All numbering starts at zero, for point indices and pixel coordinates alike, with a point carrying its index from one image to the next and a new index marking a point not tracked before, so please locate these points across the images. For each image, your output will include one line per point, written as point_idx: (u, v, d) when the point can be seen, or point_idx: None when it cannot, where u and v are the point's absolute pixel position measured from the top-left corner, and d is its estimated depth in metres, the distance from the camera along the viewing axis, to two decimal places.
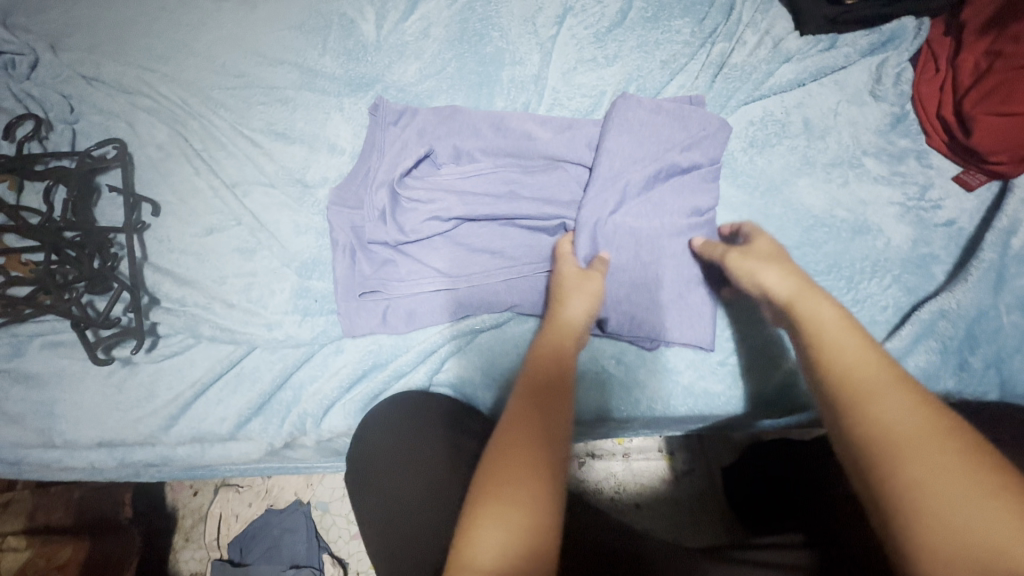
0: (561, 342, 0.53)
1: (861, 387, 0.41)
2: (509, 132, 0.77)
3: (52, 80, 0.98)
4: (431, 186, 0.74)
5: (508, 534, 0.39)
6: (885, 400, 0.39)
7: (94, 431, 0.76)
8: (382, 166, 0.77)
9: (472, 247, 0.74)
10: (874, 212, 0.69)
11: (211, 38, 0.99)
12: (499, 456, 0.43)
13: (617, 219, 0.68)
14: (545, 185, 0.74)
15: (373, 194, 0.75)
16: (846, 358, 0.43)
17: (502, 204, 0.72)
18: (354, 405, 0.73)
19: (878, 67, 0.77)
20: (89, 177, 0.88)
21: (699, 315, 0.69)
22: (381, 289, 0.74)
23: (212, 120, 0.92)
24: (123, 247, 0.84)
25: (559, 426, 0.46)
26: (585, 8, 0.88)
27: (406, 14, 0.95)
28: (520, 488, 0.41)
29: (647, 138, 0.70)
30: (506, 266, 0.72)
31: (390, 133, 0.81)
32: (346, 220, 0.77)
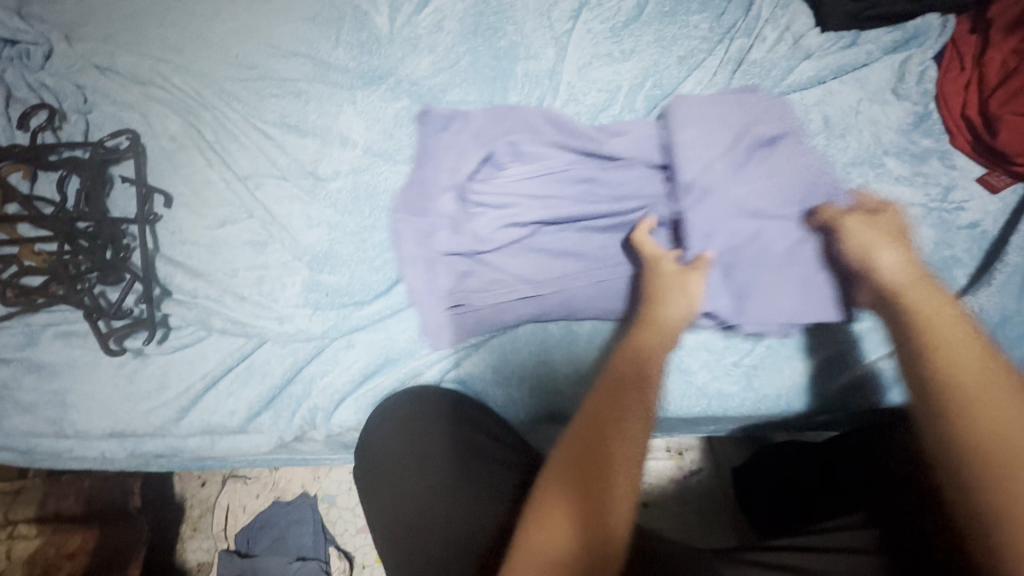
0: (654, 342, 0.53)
1: (959, 397, 0.41)
2: (566, 131, 0.76)
3: (66, 70, 0.98)
4: (499, 191, 0.73)
5: (573, 523, 0.40)
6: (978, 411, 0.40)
7: (105, 422, 0.76)
8: (444, 175, 0.75)
9: (548, 253, 0.72)
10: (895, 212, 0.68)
11: (224, 29, 0.99)
12: (578, 445, 0.44)
13: (717, 202, 0.66)
14: (616, 184, 0.73)
15: (443, 202, 0.74)
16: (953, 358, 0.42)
17: (578, 206, 0.71)
18: (366, 401, 0.73)
19: (901, 65, 0.75)
20: (103, 167, 0.88)
21: (790, 291, 0.66)
22: (467, 301, 0.72)
23: (225, 111, 0.92)
24: (135, 238, 0.84)
25: (642, 421, 0.45)
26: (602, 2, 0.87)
27: (420, 7, 0.94)
28: (592, 479, 0.42)
29: (715, 123, 0.70)
30: (593, 270, 0.71)
31: (444, 137, 0.79)
32: (412, 227, 0.74)
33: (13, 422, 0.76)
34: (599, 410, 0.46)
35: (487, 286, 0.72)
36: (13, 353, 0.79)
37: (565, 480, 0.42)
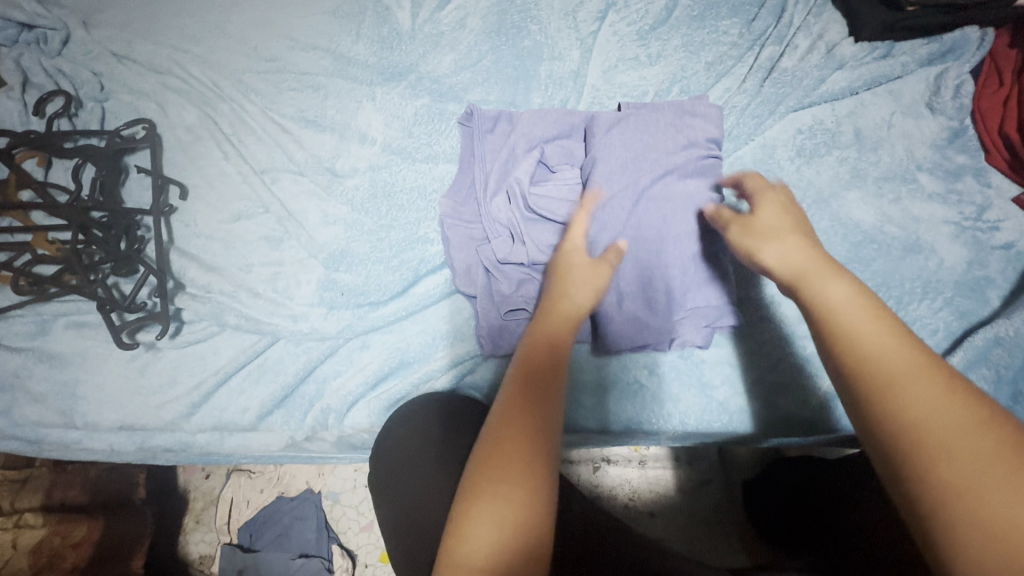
0: (554, 321, 0.53)
1: (882, 375, 0.36)
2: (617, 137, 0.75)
3: (83, 57, 0.98)
4: (557, 198, 0.72)
5: (496, 529, 0.39)
6: (909, 390, 0.34)
7: (115, 415, 0.75)
8: (496, 180, 0.73)
9: None
10: (927, 230, 0.66)
11: (243, 19, 0.98)
12: (487, 451, 0.43)
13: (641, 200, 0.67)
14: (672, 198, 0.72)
15: (500, 208, 0.72)
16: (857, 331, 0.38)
17: None
18: (380, 404, 0.71)
19: (936, 78, 0.73)
20: (117, 157, 0.87)
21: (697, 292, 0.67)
22: (527, 308, 0.69)
23: (243, 104, 0.91)
24: (150, 230, 0.83)
25: (545, 411, 0.45)
26: (629, 3, 0.85)
27: (443, 4, 0.92)
28: (503, 476, 0.41)
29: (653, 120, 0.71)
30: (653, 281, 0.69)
31: (495, 141, 0.77)
32: (462, 237, 0.74)
33: (24, 412, 0.76)
34: (503, 410, 0.45)
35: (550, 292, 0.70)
36: (24, 342, 0.79)
37: (479, 485, 0.42)
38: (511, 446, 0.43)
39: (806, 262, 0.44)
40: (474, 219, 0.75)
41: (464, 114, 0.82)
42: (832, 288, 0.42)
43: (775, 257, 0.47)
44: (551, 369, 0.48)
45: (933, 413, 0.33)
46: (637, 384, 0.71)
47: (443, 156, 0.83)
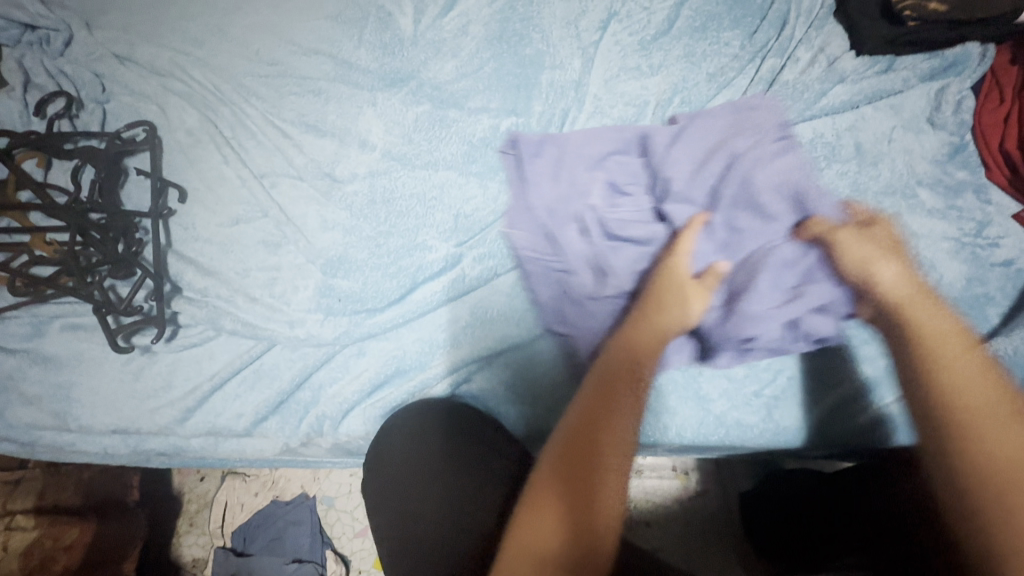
0: (642, 340, 0.54)
1: (965, 411, 0.41)
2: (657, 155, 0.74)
3: (86, 58, 0.98)
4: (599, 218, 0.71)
5: (565, 524, 0.41)
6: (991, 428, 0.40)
7: (109, 418, 0.75)
8: (556, 205, 0.73)
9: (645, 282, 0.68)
10: (927, 246, 0.66)
11: (246, 23, 0.98)
12: (563, 453, 0.45)
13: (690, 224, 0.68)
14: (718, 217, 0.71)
15: (565, 232, 0.71)
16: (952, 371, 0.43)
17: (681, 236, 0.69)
18: (376, 411, 0.71)
19: (937, 93, 0.73)
20: (117, 158, 0.87)
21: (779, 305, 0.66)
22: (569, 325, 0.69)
23: (244, 107, 0.91)
24: (148, 233, 0.83)
25: (625, 430, 0.46)
26: (631, 13, 0.86)
27: (445, 10, 0.93)
28: (571, 482, 0.43)
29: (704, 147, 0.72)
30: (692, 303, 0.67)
31: (549, 163, 0.76)
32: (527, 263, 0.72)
33: (18, 414, 0.76)
34: (586, 420, 0.46)
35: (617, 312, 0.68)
36: (19, 344, 0.78)
37: (555, 486, 0.43)
38: (586, 458, 0.44)
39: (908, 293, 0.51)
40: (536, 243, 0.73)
41: (509, 142, 0.80)
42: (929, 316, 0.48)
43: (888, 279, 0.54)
44: (637, 390, 0.49)
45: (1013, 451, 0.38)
46: None
47: (443, 163, 0.82)
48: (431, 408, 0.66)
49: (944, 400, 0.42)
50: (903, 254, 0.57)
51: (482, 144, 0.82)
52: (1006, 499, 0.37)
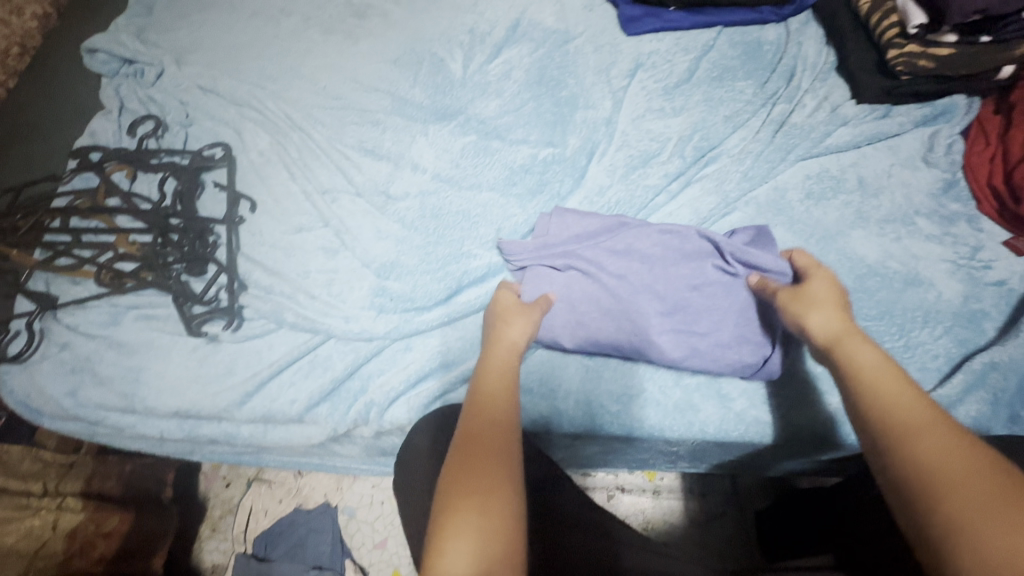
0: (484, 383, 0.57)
1: (900, 427, 0.42)
2: (587, 224, 0.78)
3: (173, 88, 1.12)
4: (609, 286, 0.74)
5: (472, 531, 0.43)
6: (924, 440, 0.40)
7: (173, 401, 0.81)
8: (579, 260, 0.76)
9: (682, 300, 0.73)
10: (926, 266, 0.73)
11: (315, 64, 1.13)
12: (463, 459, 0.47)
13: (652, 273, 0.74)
14: (660, 242, 0.76)
15: (620, 284, 0.74)
16: (874, 381, 0.46)
17: (661, 261, 0.75)
18: (419, 401, 0.77)
19: (930, 137, 0.83)
20: (197, 173, 0.99)
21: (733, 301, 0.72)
22: (699, 355, 0.72)
23: (311, 133, 1.02)
24: (220, 237, 0.92)
25: (506, 452, 0.48)
26: (655, 65, 0.99)
27: (491, 58, 1.07)
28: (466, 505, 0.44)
29: (589, 227, 0.78)
30: (712, 305, 0.73)
31: (557, 276, 0.75)
32: (614, 333, 0.73)
33: (88, 394, 0.82)
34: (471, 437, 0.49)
35: (694, 271, 0.74)
36: (97, 330, 0.86)
37: (454, 500, 0.45)
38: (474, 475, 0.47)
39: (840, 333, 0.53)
40: (612, 300, 0.73)
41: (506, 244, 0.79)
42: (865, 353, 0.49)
43: (821, 325, 0.55)
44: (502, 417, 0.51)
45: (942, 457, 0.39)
46: (659, 394, 0.74)
47: (487, 185, 0.92)
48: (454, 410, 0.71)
49: (883, 418, 0.43)
50: (836, 303, 0.58)
51: (522, 170, 0.92)
52: (941, 502, 0.37)
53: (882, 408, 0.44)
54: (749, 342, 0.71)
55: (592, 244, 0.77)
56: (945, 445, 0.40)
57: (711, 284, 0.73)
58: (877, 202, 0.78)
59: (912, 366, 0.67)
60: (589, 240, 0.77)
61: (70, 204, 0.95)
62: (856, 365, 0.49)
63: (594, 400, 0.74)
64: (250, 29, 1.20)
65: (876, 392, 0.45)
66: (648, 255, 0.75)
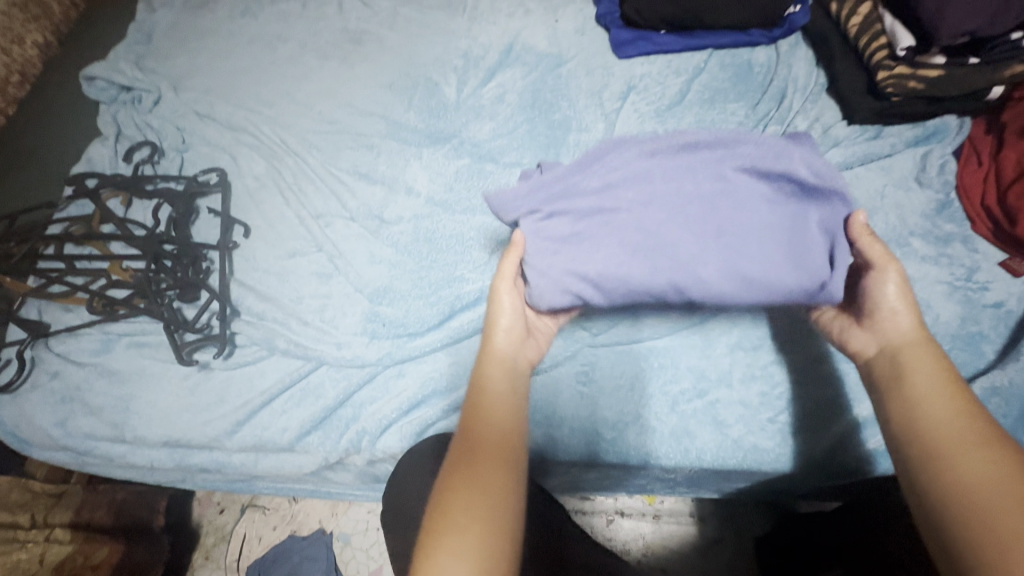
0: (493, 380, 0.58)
1: (945, 446, 0.46)
2: (606, 167, 0.76)
3: (170, 115, 1.13)
4: (646, 227, 0.72)
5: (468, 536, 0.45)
6: (967, 460, 0.44)
7: (162, 430, 0.80)
8: (605, 210, 0.73)
9: (727, 212, 0.71)
10: (922, 288, 0.72)
11: (311, 89, 1.14)
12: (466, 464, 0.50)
13: (688, 205, 0.72)
14: (686, 168, 0.74)
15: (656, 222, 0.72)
16: (926, 398, 0.49)
17: (694, 195, 0.72)
18: (411, 429, 0.76)
19: (923, 157, 0.83)
20: (192, 199, 1.00)
21: (774, 231, 0.70)
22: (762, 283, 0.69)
23: (306, 158, 1.03)
24: (213, 263, 0.92)
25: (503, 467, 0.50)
26: (647, 87, 1.00)
27: (485, 82, 1.10)
28: (472, 508, 0.47)
29: (610, 175, 0.75)
30: (759, 229, 0.70)
31: (589, 231, 0.72)
32: (651, 276, 0.71)
33: (78, 423, 0.81)
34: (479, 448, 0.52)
35: (731, 195, 0.72)
36: (88, 358, 0.86)
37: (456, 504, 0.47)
38: (491, 471, 0.49)
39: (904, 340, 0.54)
40: (649, 239, 0.71)
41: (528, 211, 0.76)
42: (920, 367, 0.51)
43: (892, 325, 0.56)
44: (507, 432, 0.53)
45: (983, 480, 0.43)
46: (656, 420, 0.72)
47: (480, 209, 0.92)
48: (446, 438, 0.70)
49: (930, 433, 0.47)
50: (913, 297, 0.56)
51: None
52: (980, 520, 0.41)
53: (926, 427, 0.47)
54: (801, 267, 0.69)
55: (616, 190, 0.74)
56: (990, 466, 0.43)
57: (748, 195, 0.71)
58: (870, 223, 0.78)
59: None
60: (613, 185, 0.74)
61: (65, 230, 0.95)
62: (912, 378, 0.51)
63: (588, 427, 0.73)
64: (247, 56, 1.22)
65: (922, 407, 0.48)
66: (682, 184, 0.72)
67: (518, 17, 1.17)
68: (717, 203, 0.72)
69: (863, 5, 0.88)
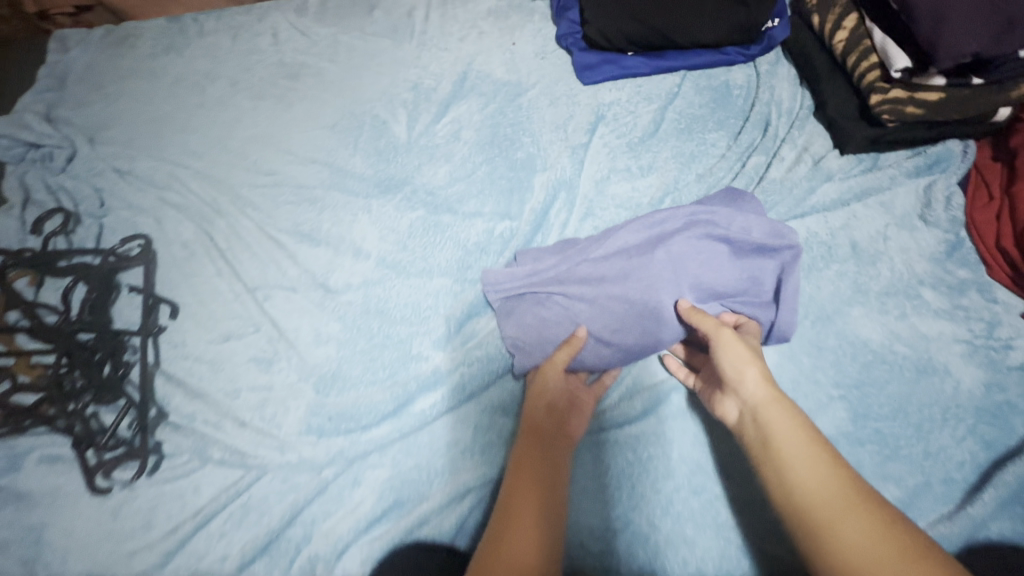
0: (528, 452, 0.59)
1: (826, 516, 0.47)
2: (558, 247, 0.77)
3: (86, 174, 1.00)
4: (598, 286, 0.70)
5: None
6: (848, 528, 0.46)
7: (83, 564, 0.68)
8: (559, 279, 0.72)
9: (683, 262, 0.68)
10: (938, 348, 0.64)
11: (246, 135, 1.03)
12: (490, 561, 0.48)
13: (640, 257, 0.69)
14: (635, 226, 0.71)
15: (608, 280, 0.69)
16: (799, 467, 0.51)
17: (646, 247, 0.70)
18: (372, 552, 0.65)
19: (925, 190, 0.74)
20: (110, 276, 0.87)
21: (734, 270, 0.67)
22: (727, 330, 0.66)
23: (239, 219, 0.92)
24: (134, 354, 0.80)
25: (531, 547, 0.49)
26: (617, 117, 0.90)
27: (438, 117, 0.99)
28: None
29: (559, 250, 0.76)
30: (716, 275, 0.67)
31: (543, 304, 0.72)
32: (615, 336, 0.68)
33: None
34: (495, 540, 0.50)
35: (687, 244, 0.68)
36: None
37: None
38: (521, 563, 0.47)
39: (765, 395, 0.57)
40: (605, 298, 0.69)
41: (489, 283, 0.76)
42: (779, 425, 0.54)
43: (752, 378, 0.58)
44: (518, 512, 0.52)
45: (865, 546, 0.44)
46: (650, 525, 0.63)
47: (438, 270, 0.82)
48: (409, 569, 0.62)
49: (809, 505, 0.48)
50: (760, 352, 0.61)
51: (477, 249, 0.83)
52: None
53: (808, 502, 0.49)
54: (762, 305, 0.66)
55: (568, 259, 0.73)
56: (866, 529, 0.45)
57: (702, 240, 0.68)
58: (875, 273, 0.69)
59: (936, 479, 0.58)
60: (564, 255, 0.74)
61: None
62: (779, 440, 0.53)
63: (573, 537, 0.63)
64: (173, 100, 1.09)
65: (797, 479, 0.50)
66: (630, 245, 0.71)
67: (470, 41, 1.06)
68: (673, 254, 0.68)
69: (848, 18, 0.80)
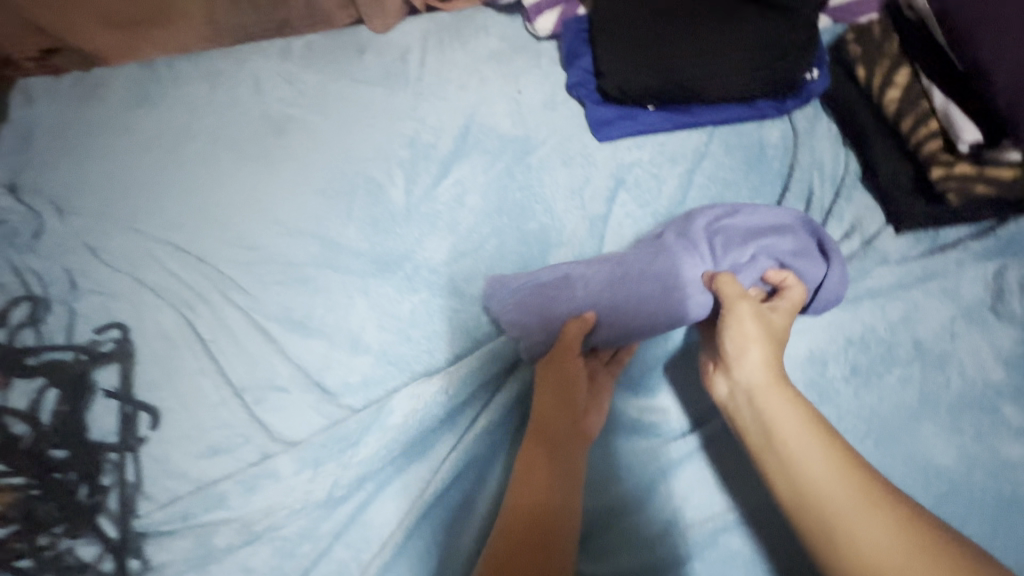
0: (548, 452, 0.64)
1: (838, 516, 0.53)
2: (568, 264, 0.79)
3: (55, 252, 0.91)
4: (621, 270, 0.70)
5: None
6: (863, 525, 0.52)
7: None
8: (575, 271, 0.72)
9: (707, 243, 0.69)
10: (1022, 473, 0.59)
11: (229, 202, 0.93)
12: None
13: (664, 246, 0.71)
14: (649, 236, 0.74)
15: (629, 266, 0.70)
16: (808, 466, 0.56)
17: (665, 240, 0.72)
18: None
19: (994, 279, 0.69)
20: (83, 379, 0.79)
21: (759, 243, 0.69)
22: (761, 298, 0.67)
23: (224, 306, 0.83)
24: (112, 474, 0.72)
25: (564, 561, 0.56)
26: (639, 182, 0.82)
27: (439, 179, 0.90)
28: None
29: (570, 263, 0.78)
30: (742, 247, 0.68)
31: (562, 293, 0.71)
32: (643, 311, 0.68)
33: None
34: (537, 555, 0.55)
35: (706, 230, 0.71)
36: None
37: None
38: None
39: (765, 385, 0.62)
40: (628, 279, 0.69)
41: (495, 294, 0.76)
42: (784, 423, 0.59)
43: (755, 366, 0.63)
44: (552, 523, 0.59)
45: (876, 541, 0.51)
46: None
47: (444, 369, 0.75)
48: None
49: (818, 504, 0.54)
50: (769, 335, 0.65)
51: (493, 340, 0.76)
52: None
53: (816, 502, 0.55)
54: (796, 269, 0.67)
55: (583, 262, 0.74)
56: (875, 524, 0.52)
57: (722, 228, 0.71)
58: (944, 378, 0.64)
59: None
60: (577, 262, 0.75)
61: None
62: (783, 438, 0.59)
63: None
64: (148, 160, 1.00)
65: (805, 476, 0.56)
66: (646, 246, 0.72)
67: (470, 89, 0.96)
68: (694, 243, 0.70)
69: (898, 75, 0.76)
